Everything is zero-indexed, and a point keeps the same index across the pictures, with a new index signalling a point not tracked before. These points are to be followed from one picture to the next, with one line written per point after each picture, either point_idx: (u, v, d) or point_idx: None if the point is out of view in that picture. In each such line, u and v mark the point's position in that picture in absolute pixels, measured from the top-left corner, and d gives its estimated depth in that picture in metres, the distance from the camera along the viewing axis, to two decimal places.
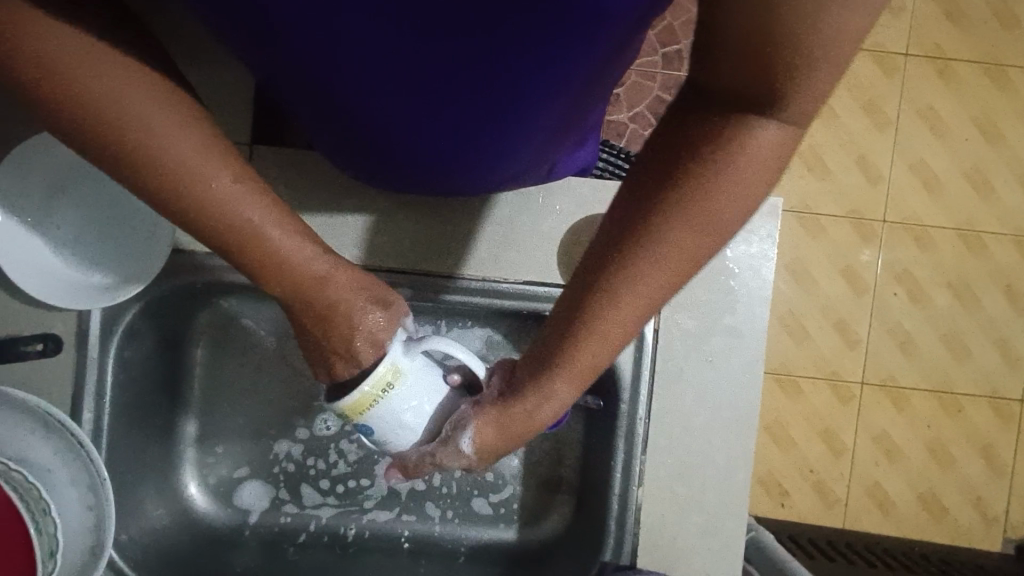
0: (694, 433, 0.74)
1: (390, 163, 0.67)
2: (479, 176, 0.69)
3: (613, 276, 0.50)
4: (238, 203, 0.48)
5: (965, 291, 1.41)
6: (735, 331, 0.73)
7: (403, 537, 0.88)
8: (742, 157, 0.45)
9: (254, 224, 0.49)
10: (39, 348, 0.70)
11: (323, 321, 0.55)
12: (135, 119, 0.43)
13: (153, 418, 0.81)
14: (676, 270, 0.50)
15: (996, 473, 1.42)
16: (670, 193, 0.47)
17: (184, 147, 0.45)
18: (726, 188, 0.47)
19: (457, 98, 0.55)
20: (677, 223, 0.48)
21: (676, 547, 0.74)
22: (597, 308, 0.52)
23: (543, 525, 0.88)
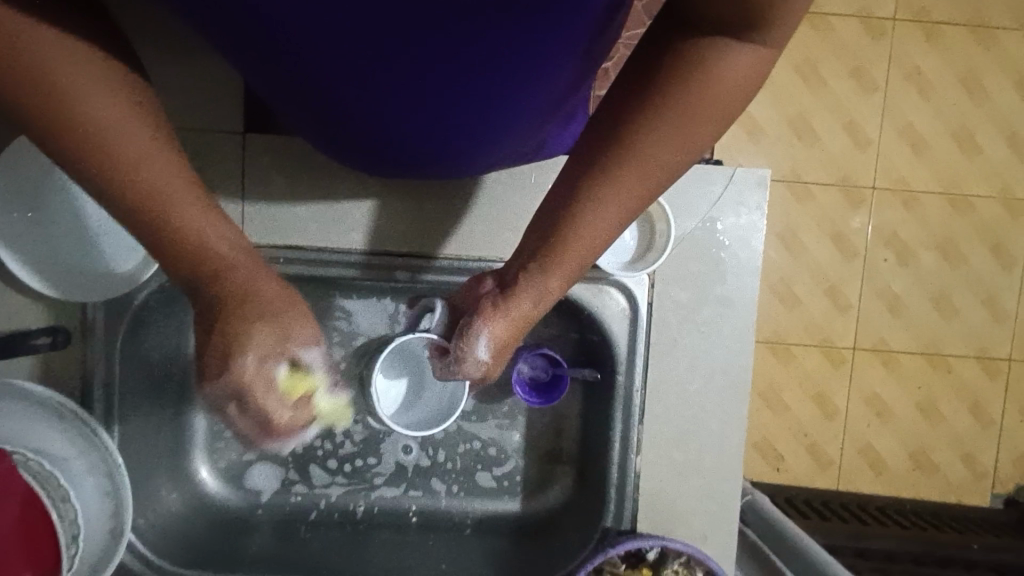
0: (689, 401, 0.76)
1: (380, 148, 0.67)
2: (469, 157, 0.69)
3: (596, 184, 0.52)
4: (153, 179, 0.47)
5: (953, 253, 1.43)
6: (727, 302, 0.75)
7: (410, 511, 0.91)
8: (719, 78, 0.47)
9: (167, 201, 0.48)
10: (48, 341, 0.72)
11: (219, 298, 0.52)
12: (50, 81, 0.42)
13: (161, 406, 0.82)
14: (658, 175, 0.51)
15: (984, 429, 1.47)
16: (651, 109, 0.49)
17: (100, 116, 0.44)
18: (707, 103, 0.48)
19: (441, 77, 0.55)
20: (659, 135, 0.49)
21: (674, 511, 0.77)
22: (578, 217, 0.53)
23: (545, 495, 0.91)
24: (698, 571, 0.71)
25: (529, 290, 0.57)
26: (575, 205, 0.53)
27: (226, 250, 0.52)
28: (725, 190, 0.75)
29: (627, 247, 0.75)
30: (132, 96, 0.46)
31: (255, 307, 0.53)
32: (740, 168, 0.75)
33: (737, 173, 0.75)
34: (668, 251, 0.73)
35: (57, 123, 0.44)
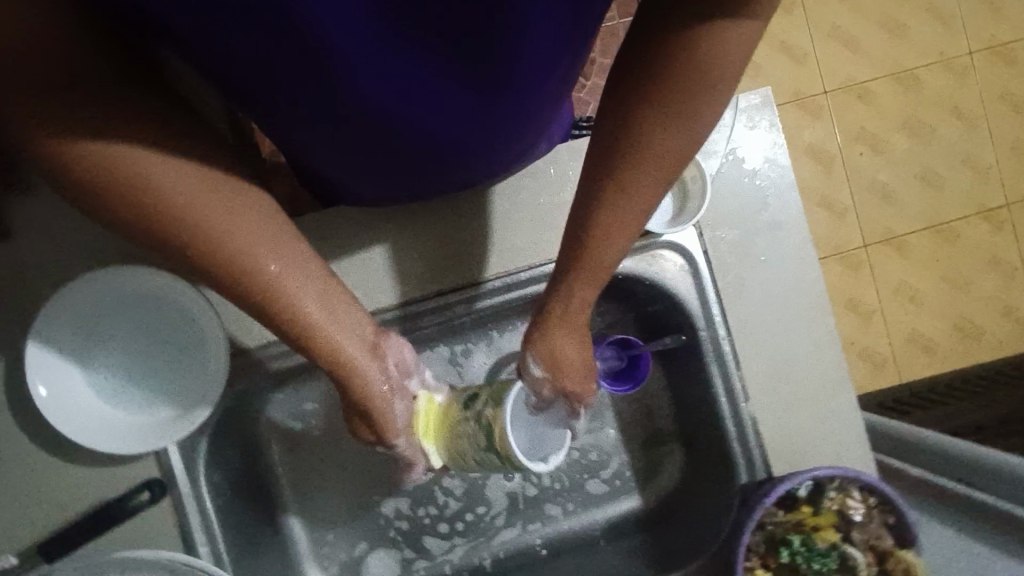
0: (776, 332, 0.75)
1: (401, 179, 0.64)
2: (492, 161, 0.65)
3: (610, 190, 0.53)
4: (316, 312, 0.53)
5: (921, 128, 1.47)
6: (776, 225, 0.75)
7: (538, 545, 0.87)
8: (711, 49, 0.46)
9: (312, 314, 0.53)
10: (148, 496, 0.66)
11: (360, 403, 0.59)
12: (189, 209, 0.45)
13: (259, 534, 0.77)
14: (661, 169, 0.52)
15: (1010, 278, 1.49)
16: (644, 105, 0.49)
17: (258, 245, 0.48)
18: (704, 78, 0.47)
19: (448, 94, 0.51)
20: (664, 125, 0.49)
21: (804, 444, 0.75)
22: (602, 224, 0.55)
23: (661, 479, 0.88)
24: (853, 490, 0.69)
25: (568, 306, 0.61)
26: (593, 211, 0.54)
27: (364, 361, 0.57)
28: (735, 120, 0.75)
29: (666, 205, 0.75)
30: (261, 207, 0.50)
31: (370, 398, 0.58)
32: (741, 95, 0.75)
33: (740, 100, 0.76)
34: (706, 194, 0.73)
35: (215, 245, 0.46)
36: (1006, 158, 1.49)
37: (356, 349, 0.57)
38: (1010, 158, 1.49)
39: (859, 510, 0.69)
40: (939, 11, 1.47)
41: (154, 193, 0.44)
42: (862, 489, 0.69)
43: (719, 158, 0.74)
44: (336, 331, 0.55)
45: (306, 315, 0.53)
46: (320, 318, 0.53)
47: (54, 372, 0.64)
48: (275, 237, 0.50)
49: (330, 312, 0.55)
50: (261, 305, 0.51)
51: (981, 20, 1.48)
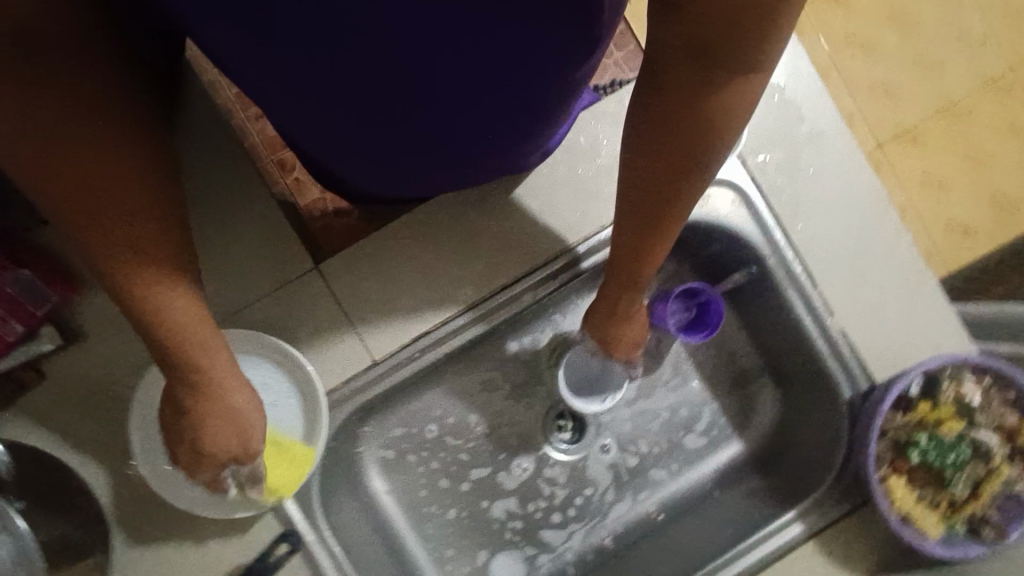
0: (845, 239, 0.74)
1: (446, 163, 0.63)
2: (535, 131, 0.63)
3: (634, 220, 0.55)
4: (201, 382, 0.53)
5: None
6: (817, 133, 0.74)
7: (654, 512, 0.86)
8: (715, 96, 0.45)
9: (212, 375, 0.53)
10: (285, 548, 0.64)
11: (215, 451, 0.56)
12: (120, 236, 0.47)
13: (384, 566, 0.76)
14: (688, 202, 0.53)
15: None
16: (664, 152, 0.49)
17: (172, 296, 0.50)
18: (713, 121, 0.46)
19: (481, 98, 0.52)
20: (681, 163, 0.50)
21: (900, 342, 0.73)
22: (634, 251, 0.57)
23: (758, 417, 0.87)
24: (966, 375, 0.68)
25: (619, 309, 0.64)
26: (627, 237, 0.57)
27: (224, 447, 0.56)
28: None
29: None
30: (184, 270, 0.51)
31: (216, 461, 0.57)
32: None
33: None
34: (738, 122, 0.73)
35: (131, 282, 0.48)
36: None
37: (229, 434, 0.56)
38: None
39: (976, 394, 0.67)
40: None
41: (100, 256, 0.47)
42: (974, 372, 0.68)
43: None
44: (225, 423, 0.55)
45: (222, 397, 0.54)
46: (219, 410, 0.55)
47: (163, 449, 0.62)
48: (203, 328, 0.52)
49: (221, 378, 0.54)
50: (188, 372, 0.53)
51: None
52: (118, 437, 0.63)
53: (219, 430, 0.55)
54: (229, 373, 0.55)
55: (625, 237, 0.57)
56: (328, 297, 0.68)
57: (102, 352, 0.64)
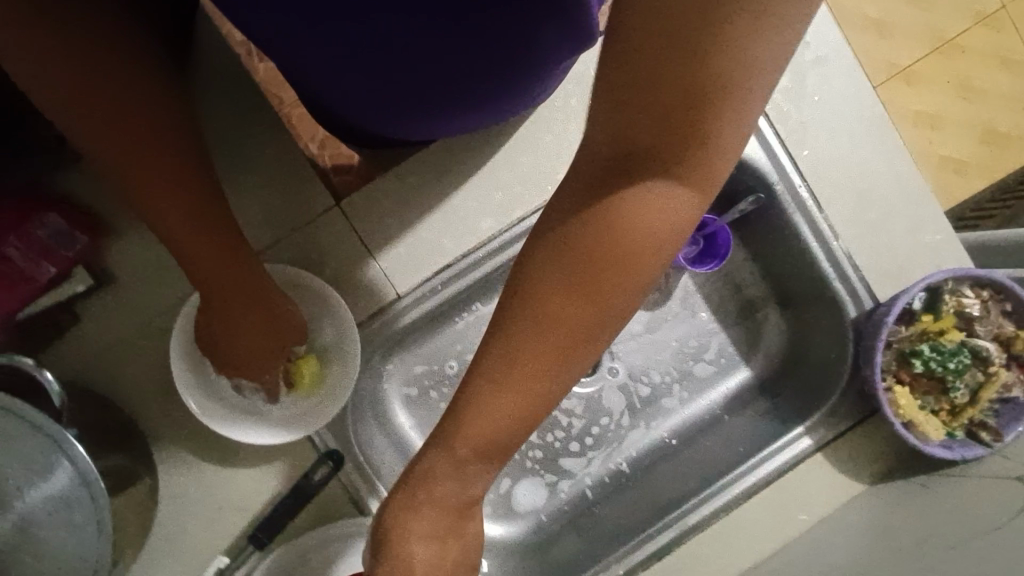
0: (849, 162, 0.76)
1: (461, 109, 0.64)
2: (553, 72, 0.64)
3: (492, 380, 0.44)
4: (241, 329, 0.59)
5: None
6: (820, 61, 0.75)
7: (667, 437, 0.90)
8: (639, 188, 0.40)
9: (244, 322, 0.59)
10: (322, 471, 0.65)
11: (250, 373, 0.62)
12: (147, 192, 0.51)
13: None
14: (569, 347, 0.43)
15: None
16: (598, 243, 0.41)
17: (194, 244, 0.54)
18: (636, 238, 0.41)
19: (503, 34, 0.52)
20: (530, 330, 0.43)
21: (901, 262, 0.76)
22: (486, 420, 0.45)
23: (765, 344, 0.91)
24: (965, 288, 0.70)
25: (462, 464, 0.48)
26: (476, 413, 0.45)
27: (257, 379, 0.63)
28: None
29: None
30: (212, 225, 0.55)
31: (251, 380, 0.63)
32: None
33: None
34: None
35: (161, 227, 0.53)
36: None
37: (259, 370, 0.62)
38: None
39: (976, 306, 0.70)
40: None
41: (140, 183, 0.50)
42: (973, 285, 0.71)
43: None
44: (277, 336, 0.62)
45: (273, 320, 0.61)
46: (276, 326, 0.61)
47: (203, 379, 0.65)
48: (246, 258, 0.58)
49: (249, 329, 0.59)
50: (221, 317, 0.58)
51: None
52: (157, 376, 0.66)
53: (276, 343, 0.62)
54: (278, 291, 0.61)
55: (473, 401, 0.45)
56: (351, 236, 0.70)
57: (136, 295, 0.66)
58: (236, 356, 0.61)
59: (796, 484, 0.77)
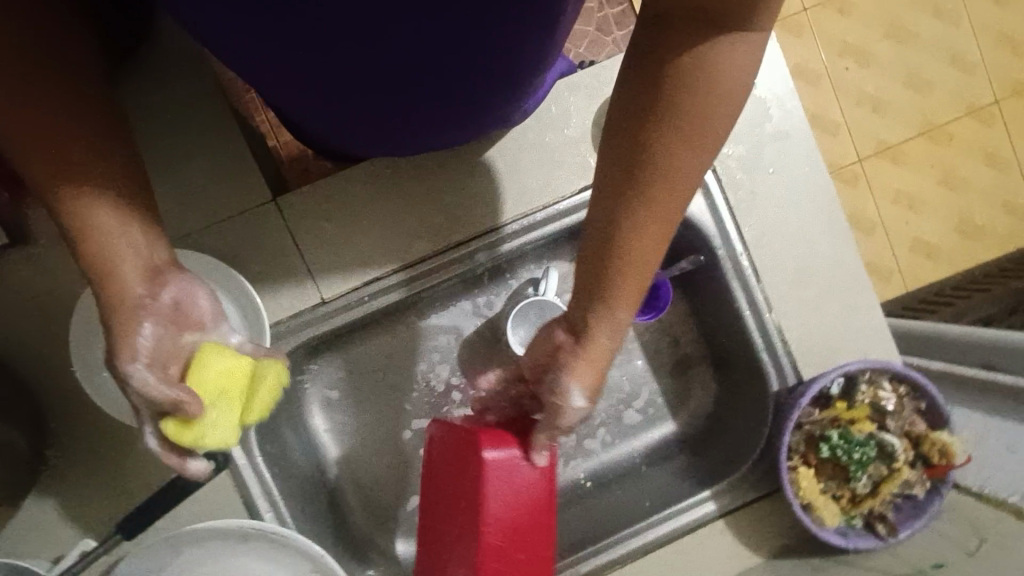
0: (793, 239, 0.76)
1: (406, 132, 0.63)
2: (503, 105, 0.65)
3: (611, 283, 0.52)
4: (124, 253, 0.50)
5: (903, 31, 1.53)
6: (781, 135, 0.76)
7: (582, 479, 0.89)
8: (718, 81, 0.45)
9: (115, 250, 0.50)
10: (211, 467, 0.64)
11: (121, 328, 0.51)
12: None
13: (315, 496, 0.78)
14: (686, 181, 0.48)
15: (1007, 176, 1.57)
16: (669, 112, 0.46)
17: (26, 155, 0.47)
18: (711, 99, 0.45)
19: (447, 62, 0.52)
20: (633, 242, 0.50)
21: (830, 344, 0.77)
22: (627, 244, 0.50)
23: (692, 401, 0.91)
24: (883, 381, 0.72)
25: (580, 374, 0.55)
26: (629, 249, 0.50)
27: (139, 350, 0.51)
28: None
29: None
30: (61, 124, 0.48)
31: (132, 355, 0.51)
32: None
33: None
34: None
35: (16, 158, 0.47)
36: (989, 52, 1.56)
37: (130, 330, 0.51)
38: (994, 53, 1.56)
39: (891, 399, 0.71)
40: None
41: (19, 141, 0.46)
42: (892, 379, 0.71)
43: None
44: (129, 324, 0.50)
45: (126, 290, 0.50)
46: (124, 296, 0.50)
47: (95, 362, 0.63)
48: (114, 216, 0.50)
49: (127, 243, 0.50)
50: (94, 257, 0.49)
51: None
52: (59, 341, 0.65)
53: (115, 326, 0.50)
54: (145, 262, 0.51)
55: (596, 312, 0.53)
56: (285, 234, 0.69)
57: (50, 258, 0.65)
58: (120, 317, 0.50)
59: (694, 547, 0.76)
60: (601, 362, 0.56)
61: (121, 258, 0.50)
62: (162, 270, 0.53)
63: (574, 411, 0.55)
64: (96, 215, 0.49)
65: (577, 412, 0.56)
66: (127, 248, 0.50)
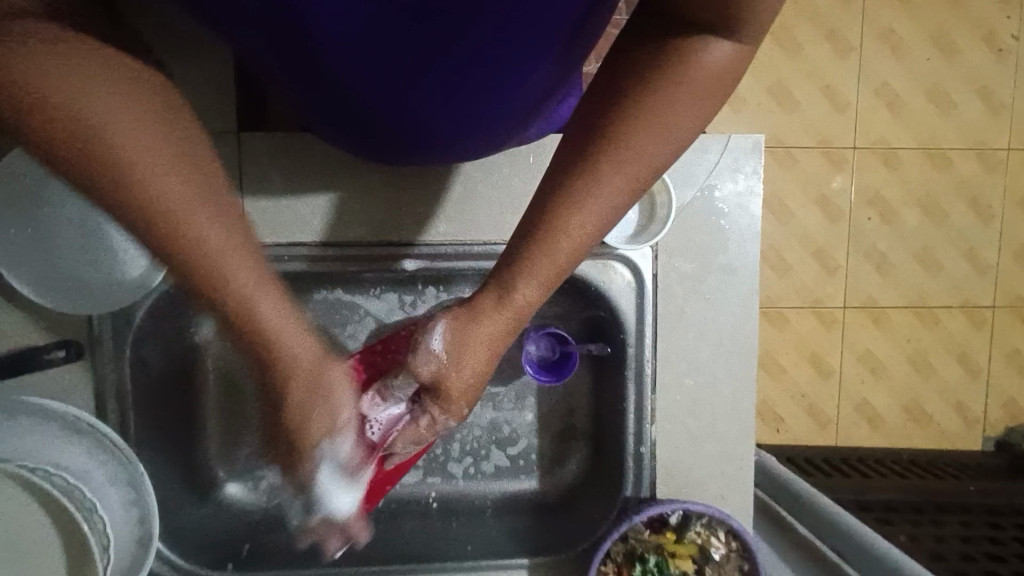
0: (701, 368, 0.78)
1: (360, 134, 0.65)
2: (460, 145, 0.67)
3: (536, 249, 0.50)
4: (236, 269, 0.45)
5: (936, 209, 1.51)
6: (729, 268, 0.77)
7: (430, 498, 0.90)
8: (695, 84, 0.45)
9: (233, 274, 0.44)
10: (62, 355, 0.71)
11: (301, 375, 0.49)
12: (104, 122, 0.38)
13: (173, 413, 0.80)
14: (636, 172, 0.47)
15: (974, 380, 1.57)
16: (632, 100, 0.46)
17: (145, 132, 0.40)
18: (682, 102, 0.45)
19: (403, 81, 0.56)
20: (569, 216, 0.48)
21: (691, 476, 0.79)
22: (559, 212, 0.48)
23: (563, 470, 0.91)
24: (719, 530, 0.74)
25: (462, 331, 0.52)
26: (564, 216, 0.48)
27: (293, 340, 0.48)
28: (719, 158, 0.76)
29: (630, 221, 0.76)
30: (154, 102, 0.41)
31: (316, 396, 0.50)
32: (733, 134, 0.76)
33: (731, 140, 0.76)
34: (669, 222, 0.75)
35: (89, 147, 0.38)
36: (1010, 260, 1.55)
37: (268, 295, 0.47)
38: (1014, 263, 1.55)
39: (718, 550, 0.73)
40: (992, 98, 1.50)
41: (119, 152, 0.39)
42: (727, 532, 0.74)
43: (693, 188, 0.76)
44: (321, 408, 0.51)
45: (235, 287, 0.45)
46: (300, 385, 0.49)
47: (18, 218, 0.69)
48: (214, 212, 0.43)
49: (240, 246, 0.44)
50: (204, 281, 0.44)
51: None
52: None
53: (323, 404, 0.51)
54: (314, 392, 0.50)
55: (508, 281, 0.51)
56: (235, 172, 0.74)
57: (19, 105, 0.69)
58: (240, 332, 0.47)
59: None
60: (495, 336, 0.53)
61: (299, 353, 0.49)
62: (281, 298, 0.48)
63: (425, 357, 0.53)
64: (164, 192, 0.40)
65: (429, 360, 0.53)
66: (242, 278, 0.45)
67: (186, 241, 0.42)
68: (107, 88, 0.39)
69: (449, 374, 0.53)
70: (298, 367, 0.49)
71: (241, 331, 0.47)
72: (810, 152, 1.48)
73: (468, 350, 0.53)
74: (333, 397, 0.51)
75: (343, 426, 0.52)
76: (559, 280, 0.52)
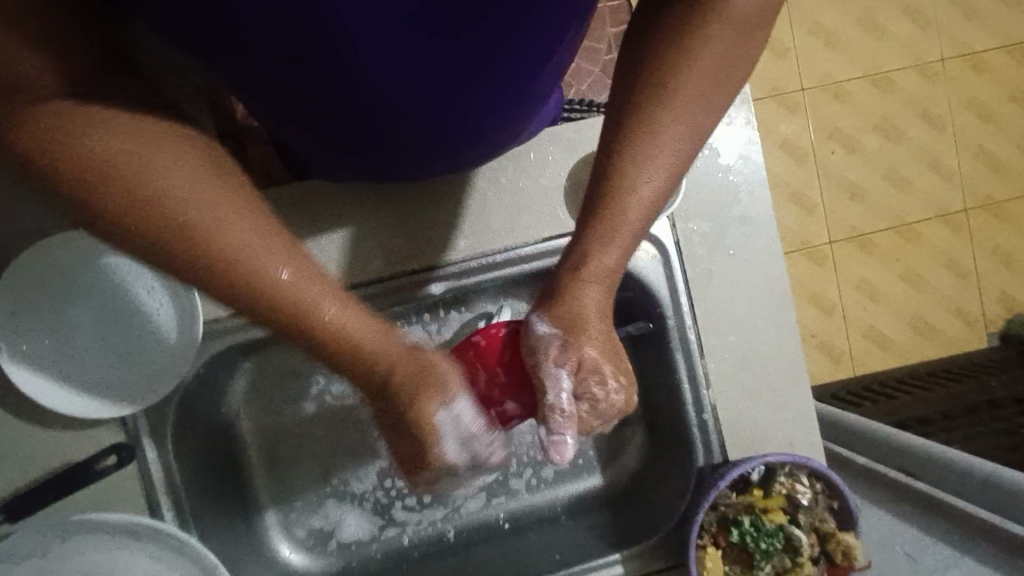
0: (743, 322, 0.78)
1: (369, 159, 0.64)
2: (470, 150, 0.66)
3: (606, 214, 0.50)
4: (306, 286, 0.45)
5: (892, 129, 1.57)
6: (746, 219, 0.78)
7: (501, 519, 0.87)
8: (738, 18, 0.45)
9: (312, 296, 0.45)
10: (112, 460, 0.68)
11: (392, 386, 0.49)
12: (145, 173, 0.39)
13: (224, 497, 0.76)
14: (688, 120, 0.48)
15: (965, 282, 1.62)
16: (670, 47, 0.46)
17: (180, 172, 0.40)
18: (725, 35, 0.45)
19: (413, 100, 0.55)
20: (631, 173, 0.49)
21: (757, 431, 0.78)
22: (621, 169, 0.49)
23: (624, 459, 0.90)
24: (801, 475, 0.74)
25: (570, 311, 0.52)
26: (631, 169, 0.49)
27: (366, 337, 0.47)
28: None
29: None
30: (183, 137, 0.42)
31: (431, 387, 0.49)
32: None
33: None
34: (680, 188, 0.76)
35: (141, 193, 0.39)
36: (970, 162, 1.61)
37: (342, 303, 0.47)
38: (975, 164, 1.61)
39: (806, 495, 0.73)
40: (916, 15, 1.56)
41: (109, 152, 0.38)
42: (809, 475, 0.74)
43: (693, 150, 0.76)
44: (426, 399, 0.49)
45: (308, 298, 0.45)
46: (405, 395, 0.49)
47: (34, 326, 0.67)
48: (267, 232, 0.43)
49: (306, 263, 0.45)
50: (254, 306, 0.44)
51: (954, 29, 1.58)
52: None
53: (423, 386, 0.49)
54: (370, 330, 0.48)
55: (587, 252, 0.51)
56: None
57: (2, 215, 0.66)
58: (331, 343, 0.47)
59: None
60: (601, 297, 0.52)
61: (389, 359, 0.48)
62: (337, 292, 0.47)
63: (544, 342, 0.52)
64: (223, 225, 0.41)
65: (551, 341, 0.52)
66: (325, 304, 0.46)
67: (254, 269, 0.42)
68: (117, 132, 0.39)
69: (583, 343, 0.52)
70: (416, 389, 0.49)
71: (322, 341, 0.47)
72: (764, 101, 1.52)
73: (584, 321, 0.52)
74: (440, 390, 0.50)
75: (459, 411, 0.51)
76: (631, 243, 0.52)
